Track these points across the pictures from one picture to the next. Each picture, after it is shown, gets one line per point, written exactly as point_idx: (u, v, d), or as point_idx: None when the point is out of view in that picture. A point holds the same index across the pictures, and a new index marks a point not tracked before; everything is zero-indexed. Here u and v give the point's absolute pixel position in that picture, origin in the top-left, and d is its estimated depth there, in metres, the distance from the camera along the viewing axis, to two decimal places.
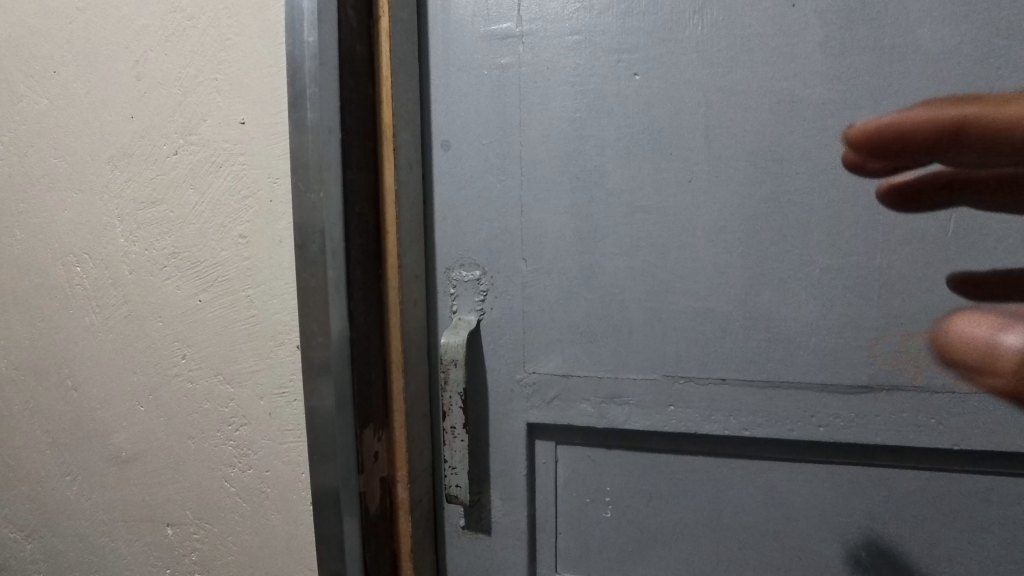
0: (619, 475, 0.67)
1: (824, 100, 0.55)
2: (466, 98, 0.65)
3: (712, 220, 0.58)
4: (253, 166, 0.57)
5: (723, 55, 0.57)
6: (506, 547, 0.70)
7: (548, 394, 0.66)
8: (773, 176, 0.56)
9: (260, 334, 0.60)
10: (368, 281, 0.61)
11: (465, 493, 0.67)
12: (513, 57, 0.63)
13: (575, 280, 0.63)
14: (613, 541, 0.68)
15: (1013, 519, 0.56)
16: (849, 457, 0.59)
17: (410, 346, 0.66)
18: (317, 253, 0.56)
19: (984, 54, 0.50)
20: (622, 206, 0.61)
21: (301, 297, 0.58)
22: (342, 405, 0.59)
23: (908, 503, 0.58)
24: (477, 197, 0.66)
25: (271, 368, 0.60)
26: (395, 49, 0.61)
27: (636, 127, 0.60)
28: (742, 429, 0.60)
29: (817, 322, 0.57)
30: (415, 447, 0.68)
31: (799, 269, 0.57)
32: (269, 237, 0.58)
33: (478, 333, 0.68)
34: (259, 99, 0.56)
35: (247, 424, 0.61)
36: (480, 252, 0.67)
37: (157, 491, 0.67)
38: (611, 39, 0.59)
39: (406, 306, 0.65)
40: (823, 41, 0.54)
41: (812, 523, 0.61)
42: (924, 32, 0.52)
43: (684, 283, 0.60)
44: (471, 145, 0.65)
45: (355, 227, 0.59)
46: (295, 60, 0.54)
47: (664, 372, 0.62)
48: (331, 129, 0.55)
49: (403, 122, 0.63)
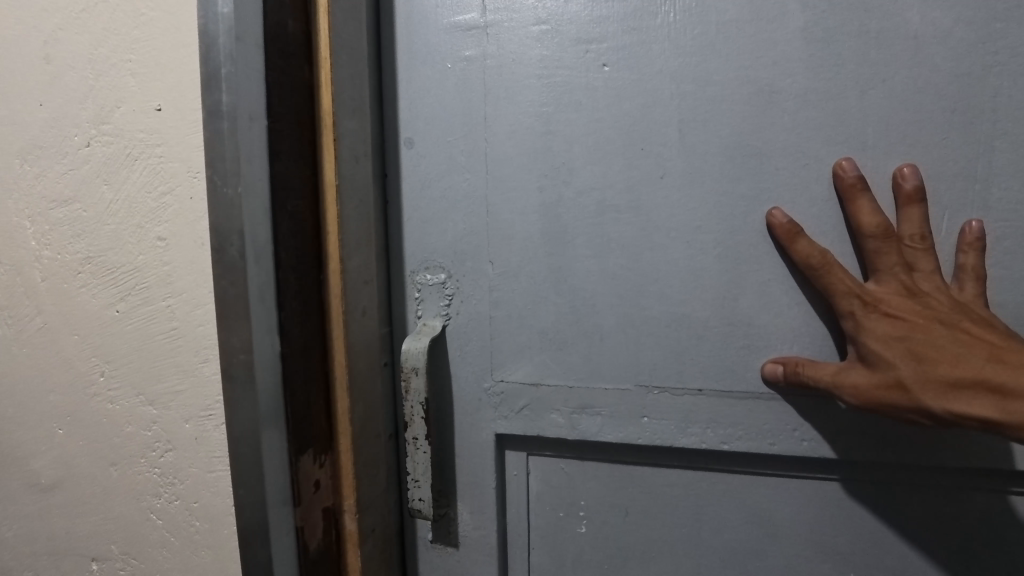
0: (593, 487, 0.66)
1: (805, 90, 0.53)
2: (430, 93, 0.63)
3: (687, 221, 0.57)
4: (171, 159, 0.52)
5: (697, 44, 0.55)
6: (478, 560, 0.69)
7: (516, 403, 0.65)
8: (751, 172, 0.55)
9: (184, 349, 0.55)
10: (305, 290, 0.54)
11: (429, 509, 0.63)
12: (476, 49, 0.61)
13: (545, 285, 0.62)
14: (588, 558, 0.67)
15: (988, 535, 0.56)
16: (833, 470, 0.59)
17: (357, 361, 0.59)
18: (236, 258, 0.48)
19: (964, 73, 0.50)
20: (593, 205, 0.60)
21: (219, 308, 0.50)
22: (270, 431, 0.51)
23: (887, 517, 0.58)
24: (442, 198, 0.64)
25: (196, 388, 0.55)
26: (336, 28, 0.55)
27: (606, 122, 0.58)
28: (721, 443, 0.60)
29: (799, 329, 0.56)
30: (366, 471, 0.62)
31: (781, 273, 0.56)
32: (190, 238, 0.52)
33: (443, 339, 0.66)
34: (177, 85, 0.51)
35: (174, 449, 0.58)
36: (446, 254, 0.65)
37: (84, 523, 0.66)
38: (579, 28, 0.58)
39: (352, 317, 0.58)
40: (805, 27, 0.53)
41: (794, 539, 0.61)
42: (916, 13, 0.51)
43: (659, 288, 0.59)
44: (436, 143, 0.63)
45: (287, 228, 0.51)
46: (209, 36, 0.47)
47: (638, 383, 0.61)
48: (253, 116, 0.48)
49: (345, 110, 0.56)
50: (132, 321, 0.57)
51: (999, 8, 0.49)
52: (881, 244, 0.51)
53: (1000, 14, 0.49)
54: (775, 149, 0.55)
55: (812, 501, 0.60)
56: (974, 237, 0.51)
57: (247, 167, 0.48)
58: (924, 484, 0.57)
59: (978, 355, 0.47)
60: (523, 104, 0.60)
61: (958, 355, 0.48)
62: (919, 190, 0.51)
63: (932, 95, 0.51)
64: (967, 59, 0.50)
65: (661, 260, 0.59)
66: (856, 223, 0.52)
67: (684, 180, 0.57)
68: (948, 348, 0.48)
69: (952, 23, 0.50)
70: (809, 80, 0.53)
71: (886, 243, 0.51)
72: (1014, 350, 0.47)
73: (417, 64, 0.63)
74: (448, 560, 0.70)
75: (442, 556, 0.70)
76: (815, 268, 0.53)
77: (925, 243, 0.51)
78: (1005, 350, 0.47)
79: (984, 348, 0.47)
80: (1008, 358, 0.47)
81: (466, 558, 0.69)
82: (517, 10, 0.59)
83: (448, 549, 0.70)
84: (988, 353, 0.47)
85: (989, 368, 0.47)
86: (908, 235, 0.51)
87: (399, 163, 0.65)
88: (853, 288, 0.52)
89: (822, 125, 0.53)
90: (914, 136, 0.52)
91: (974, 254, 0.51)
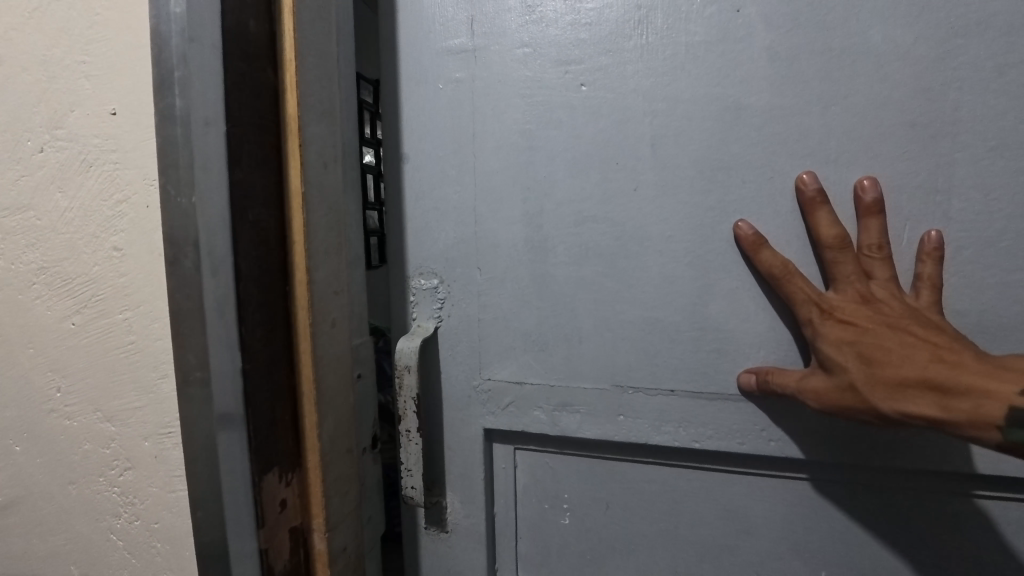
0: (577, 479, 0.65)
1: (770, 106, 0.52)
2: (424, 112, 0.62)
3: (660, 231, 0.56)
4: (127, 166, 0.50)
5: (666, 64, 0.54)
6: (467, 545, 0.68)
7: (502, 400, 0.64)
8: (719, 185, 0.54)
9: (142, 366, 0.53)
10: (269, 301, 0.52)
11: (422, 496, 0.61)
12: (465, 71, 0.61)
13: (529, 289, 0.61)
14: (572, 549, 0.66)
15: (976, 547, 0.53)
16: (805, 470, 0.57)
17: (326, 376, 0.57)
18: (191, 270, 0.46)
19: (924, 89, 0.49)
20: (570, 215, 0.59)
21: (174, 323, 0.48)
22: (227, 435, 0.49)
23: (869, 523, 0.56)
24: (433, 208, 0.64)
25: (155, 406, 0.53)
26: (301, 29, 0.53)
27: (584, 138, 0.57)
28: (692, 442, 0.59)
29: (766, 333, 0.55)
30: (336, 488, 0.59)
31: (750, 281, 0.55)
32: (145, 248, 0.50)
33: (434, 340, 0.66)
34: (131, 90, 0.49)
35: (133, 468, 0.55)
36: (437, 260, 0.64)
37: (43, 543, 0.63)
38: (559, 51, 0.57)
39: (319, 330, 0.55)
40: (769, 47, 0.52)
41: (772, 536, 0.59)
42: (877, 32, 0.49)
43: (633, 293, 0.58)
44: (428, 157, 0.63)
45: (248, 237, 0.49)
46: (160, 36, 0.44)
47: (614, 383, 0.60)
48: (209, 120, 0.45)
49: (312, 114, 0.54)
50: (88, 335, 0.54)
51: (958, 24, 0.48)
52: (837, 256, 0.50)
53: (959, 30, 0.48)
54: (741, 163, 0.53)
55: (788, 500, 0.58)
56: (932, 247, 0.49)
57: (202, 174, 0.45)
58: (910, 492, 0.55)
59: (923, 355, 0.46)
60: (508, 123, 0.60)
61: (904, 355, 0.46)
62: (877, 200, 0.50)
63: (893, 110, 0.49)
64: (927, 75, 0.49)
65: (635, 268, 0.58)
66: (815, 233, 0.51)
67: (657, 192, 0.56)
68: (896, 349, 0.47)
69: (912, 40, 0.49)
70: (773, 97, 0.52)
71: (841, 253, 0.50)
72: (959, 351, 0.45)
73: (417, 86, 0.63)
74: (440, 546, 0.70)
75: (435, 541, 0.69)
76: (776, 277, 0.52)
77: (882, 253, 0.50)
78: (950, 351, 0.45)
79: (928, 349, 0.46)
80: (952, 358, 0.45)
81: (457, 544, 0.69)
82: (503, 33, 0.59)
83: (439, 532, 0.69)
84: (931, 353, 0.45)
85: (933, 367, 0.45)
86: (866, 244, 0.50)
87: (405, 176, 0.64)
88: (811, 296, 0.51)
89: (784, 142, 0.52)
90: (874, 148, 0.50)
91: (931, 264, 0.49)
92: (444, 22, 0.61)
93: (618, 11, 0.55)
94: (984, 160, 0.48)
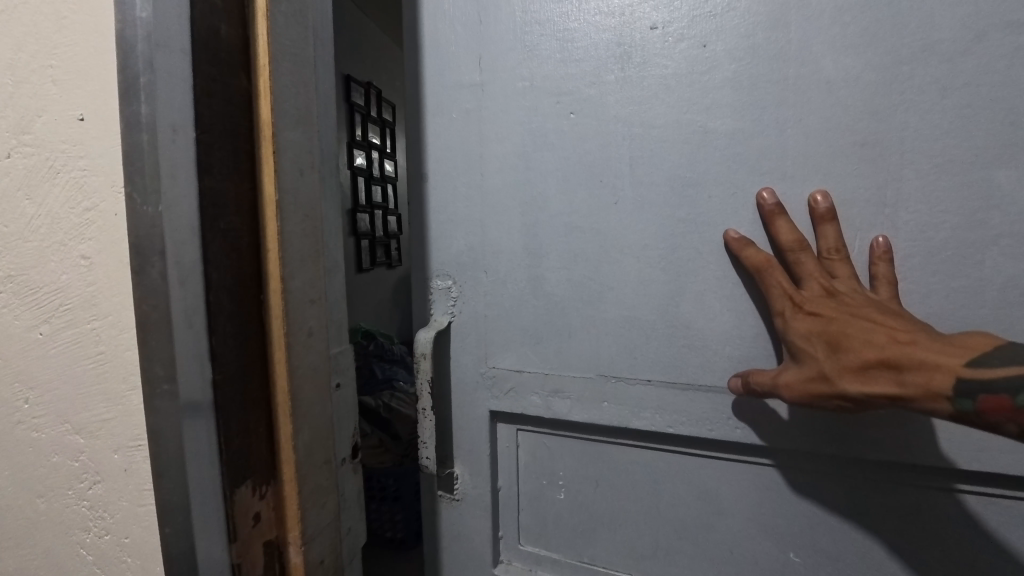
0: (570, 460, 0.76)
1: (734, 129, 0.61)
2: (443, 137, 0.76)
3: (637, 240, 0.66)
4: (93, 173, 0.48)
5: (643, 93, 0.64)
6: (475, 513, 0.82)
7: (505, 386, 0.77)
8: (689, 200, 0.64)
9: (110, 377, 0.51)
10: (241, 311, 0.51)
11: (433, 467, 0.73)
12: (474, 103, 0.73)
13: (525, 289, 0.74)
14: (566, 521, 0.78)
15: (936, 528, 0.58)
16: (771, 458, 0.65)
17: (304, 385, 0.56)
18: (158, 279, 0.45)
19: (872, 110, 0.55)
20: (561, 226, 0.70)
21: (140, 332, 0.47)
22: (194, 432, 0.47)
23: (832, 507, 0.62)
24: (445, 222, 0.78)
25: (124, 418, 0.51)
26: (275, 34, 0.52)
27: (573, 160, 0.69)
28: (667, 426, 0.68)
29: (731, 331, 0.63)
30: (313, 500, 0.58)
31: (715, 285, 0.64)
32: (114, 257, 0.49)
33: (448, 332, 0.80)
34: (98, 93, 0.48)
35: (103, 482, 0.54)
36: (450, 264, 0.78)
37: (14, 559, 0.62)
38: (554, 84, 0.69)
39: (295, 339, 0.55)
40: (733, 76, 0.60)
41: (741, 521, 0.67)
42: (828, 61, 0.57)
43: (616, 295, 0.69)
44: (446, 179, 0.77)
45: (219, 247, 0.48)
46: (127, 41, 0.44)
47: (599, 372, 0.71)
48: (176, 126, 0.44)
49: (287, 121, 0.53)
50: (56, 346, 0.53)
51: (904, 52, 0.54)
52: (799, 256, 0.57)
53: (905, 57, 0.54)
54: (708, 180, 0.62)
55: (756, 482, 0.66)
56: (881, 251, 0.56)
57: (169, 182, 0.44)
58: (871, 476, 0.60)
59: (880, 336, 0.50)
60: (509, 146, 0.72)
61: (865, 338, 0.51)
62: (831, 208, 0.57)
63: (843, 130, 0.57)
64: (875, 97, 0.55)
65: (615, 271, 0.68)
66: (778, 240, 0.58)
67: (634, 207, 0.66)
68: (859, 334, 0.51)
69: (861, 67, 0.55)
70: (737, 120, 0.60)
71: (802, 254, 0.57)
72: (912, 332, 0.50)
73: (436, 117, 0.76)
74: (453, 512, 0.84)
75: (450, 508, 0.83)
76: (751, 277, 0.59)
77: (840, 255, 0.56)
78: (904, 332, 0.50)
79: (886, 331, 0.50)
80: (907, 339, 0.49)
81: (467, 512, 0.82)
82: (506, 70, 0.71)
83: (452, 498, 0.83)
84: (888, 334, 0.50)
85: (890, 347, 0.49)
86: (827, 248, 0.57)
87: (428, 195, 0.78)
88: (785, 290, 0.57)
89: (745, 161, 0.61)
90: (828, 166, 0.58)
91: (884, 265, 0.55)
92: (457, 68, 0.74)
93: (604, 50, 0.66)
94: (930, 175, 0.54)
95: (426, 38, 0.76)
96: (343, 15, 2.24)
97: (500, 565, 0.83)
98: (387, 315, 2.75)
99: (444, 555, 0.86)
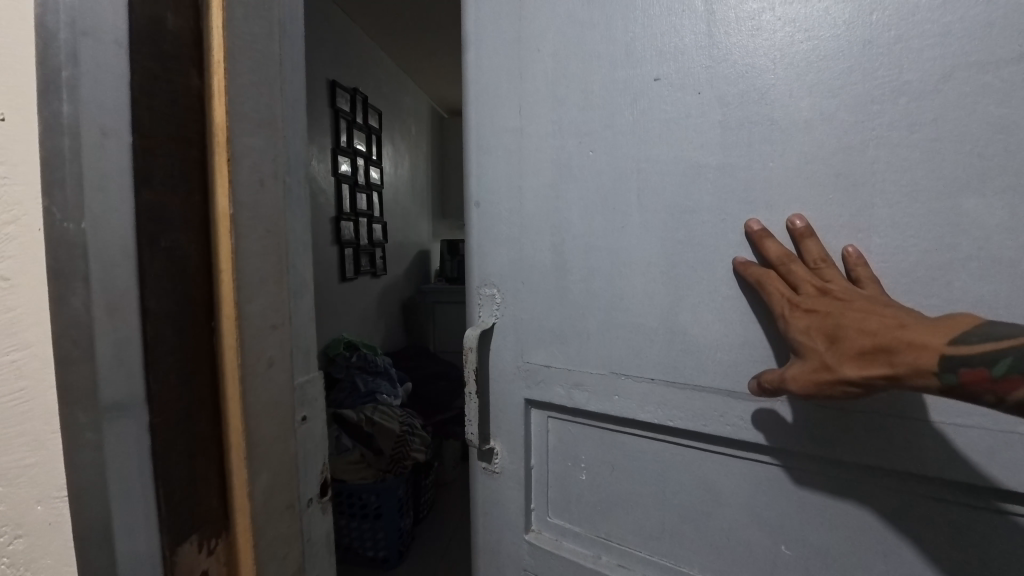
0: (593, 445, 0.71)
1: (722, 164, 0.56)
2: (492, 168, 0.74)
3: (643, 256, 0.62)
4: (14, 182, 0.42)
5: (649, 130, 0.61)
6: (513, 485, 0.78)
7: (537, 376, 0.74)
8: (684, 227, 0.59)
9: (31, 416, 0.44)
10: (187, 341, 0.44)
11: (477, 441, 0.75)
12: (516, 144, 0.72)
13: (553, 298, 0.70)
14: (586, 499, 0.73)
15: (951, 556, 0.49)
16: (766, 473, 0.58)
17: (261, 423, 0.49)
18: (81, 309, 0.39)
19: (843, 148, 0.50)
20: (580, 244, 0.67)
21: (59, 370, 0.40)
22: (124, 485, 0.41)
23: (836, 526, 0.55)
24: (494, 241, 0.75)
25: (48, 464, 0.44)
26: (233, 29, 0.46)
27: (592, 194, 0.66)
28: (667, 420, 0.63)
29: (723, 338, 0.58)
30: (271, 553, 0.51)
31: (710, 297, 0.59)
32: (35, 280, 0.42)
33: (492, 333, 0.77)
34: (20, 91, 0.41)
35: (23, 537, 0.47)
36: (494, 275, 0.75)
37: None
38: (575, 126, 0.66)
39: (251, 371, 0.48)
40: (723, 122, 0.56)
41: (739, 512, 0.60)
42: (805, 106, 0.51)
43: (625, 303, 0.64)
44: (495, 207, 0.74)
45: (160, 269, 0.42)
46: (46, 31, 0.37)
47: (612, 370, 0.66)
48: (106, 129, 0.38)
49: (245, 126, 0.47)
50: None
51: (875, 94, 0.48)
52: (788, 263, 0.52)
53: (876, 98, 0.48)
54: (704, 208, 0.58)
55: (749, 482, 0.59)
56: (857, 259, 0.50)
57: (94, 194, 0.38)
58: (874, 484, 0.52)
59: (874, 321, 0.45)
60: (546, 178, 0.69)
61: (859, 323, 0.46)
62: (808, 226, 0.52)
63: (818, 165, 0.51)
64: (845, 134, 0.50)
65: (626, 287, 0.64)
66: (767, 259, 0.53)
67: (641, 230, 0.62)
68: (857, 321, 0.46)
69: (835, 108, 0.50)
70: (726, 156, 0.56)
71: (792, 264, 0.51)
72: (899, 314, 0.45)
73: (483, 154, 0.75)
74: (494, 484, 0.80)
75: (488, 479, 0.80)
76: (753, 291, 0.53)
77: (827, 264, 0.51)
78: (891, 315, 0.45)
79: (879, 317, 0.45)
80: (898, 321, 0.45)
81: (506, 484, 0.79)
82: (537, 116, 0.70)
83: (492, 471, 0.80)
84: (883, 318, 0.45)
85: (883, 331, 0.44)
86: (811, 259, 0.52)
87: (472, 213, 0.77)
88: (782, 292, 0.51)
89: (733, 193, 0.56)
90: (799, 195, 0.52)
91: (863, 268, 0.49)
92: (502, 115, 0.73)
93: (620, 88, 0.62)
94: (901, 206, 0.48)
95: (472, 89, 0.76)
96: (327, 19, 2.16)
97: (531, 533, 0.78)
98: (372, 322, 2.67)
99: (478, 519, 0.83)
